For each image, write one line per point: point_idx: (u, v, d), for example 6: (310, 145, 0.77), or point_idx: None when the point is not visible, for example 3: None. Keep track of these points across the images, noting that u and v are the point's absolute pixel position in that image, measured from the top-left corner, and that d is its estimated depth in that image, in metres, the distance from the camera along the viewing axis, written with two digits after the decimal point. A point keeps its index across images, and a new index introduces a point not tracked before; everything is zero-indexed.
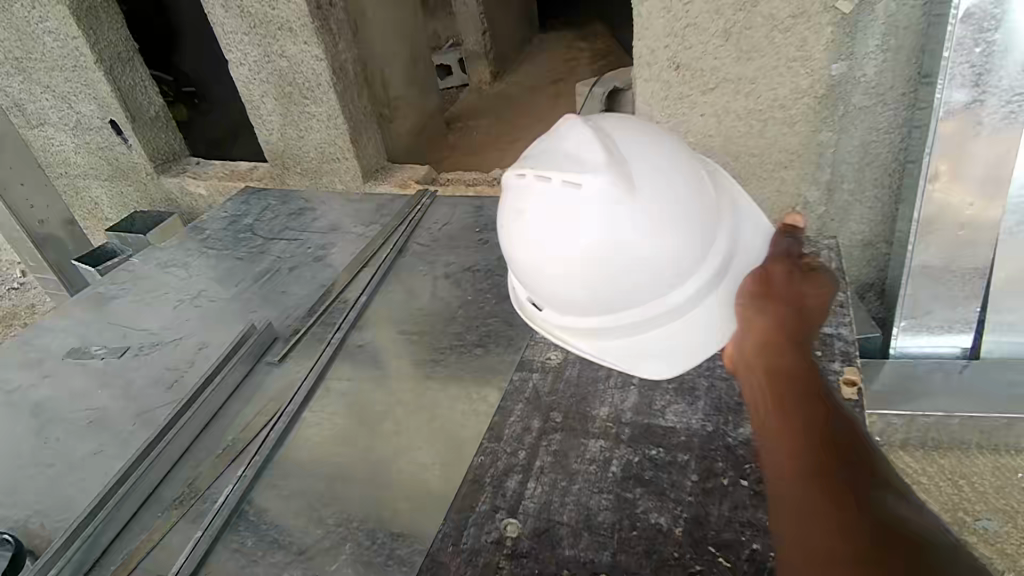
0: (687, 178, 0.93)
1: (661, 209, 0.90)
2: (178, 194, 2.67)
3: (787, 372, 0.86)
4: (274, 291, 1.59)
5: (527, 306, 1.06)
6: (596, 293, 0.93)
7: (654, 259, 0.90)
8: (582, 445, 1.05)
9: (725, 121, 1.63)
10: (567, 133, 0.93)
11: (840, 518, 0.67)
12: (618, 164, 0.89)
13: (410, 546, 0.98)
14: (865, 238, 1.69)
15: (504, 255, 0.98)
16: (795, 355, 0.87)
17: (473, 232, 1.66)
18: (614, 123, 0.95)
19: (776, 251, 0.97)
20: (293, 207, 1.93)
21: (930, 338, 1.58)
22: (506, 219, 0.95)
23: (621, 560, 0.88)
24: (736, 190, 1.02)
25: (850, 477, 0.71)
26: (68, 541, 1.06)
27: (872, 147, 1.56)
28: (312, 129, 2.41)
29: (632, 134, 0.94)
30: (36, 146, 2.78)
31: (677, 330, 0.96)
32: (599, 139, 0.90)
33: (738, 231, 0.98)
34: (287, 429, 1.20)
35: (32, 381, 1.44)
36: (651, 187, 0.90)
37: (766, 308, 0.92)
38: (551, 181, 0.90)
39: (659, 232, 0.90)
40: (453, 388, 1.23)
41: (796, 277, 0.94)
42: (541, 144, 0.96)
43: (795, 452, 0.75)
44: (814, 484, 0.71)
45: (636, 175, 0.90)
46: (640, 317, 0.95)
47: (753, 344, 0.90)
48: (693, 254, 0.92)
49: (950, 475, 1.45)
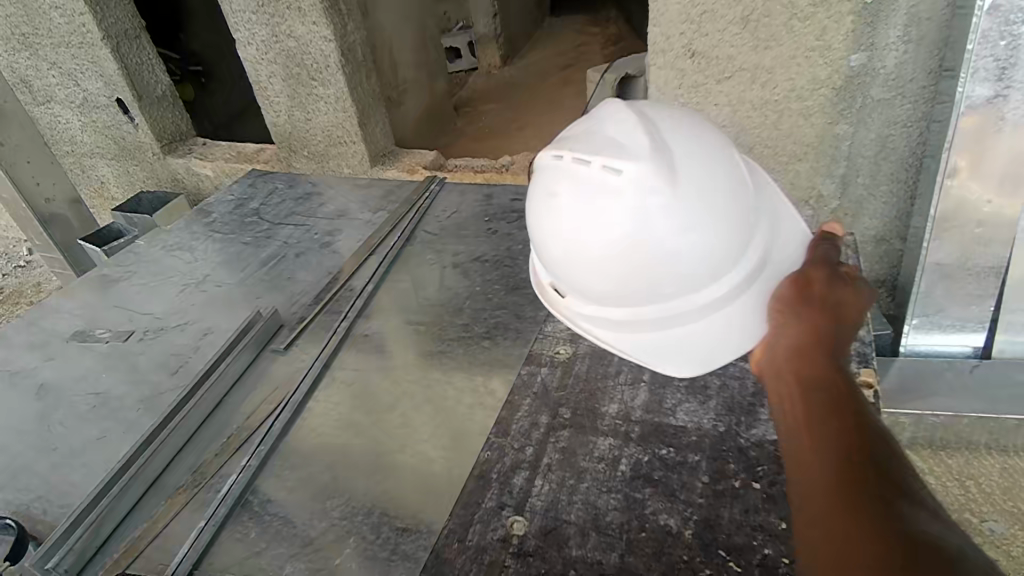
0: (728, 174, 0.91)
1: (699, 204, 0.87)
2: (184, 174, 2.65)
3: (817, 378, 0.81)
4: (280, 277, 1.57)
5: (548, 290, 1.06)
6: (620, 287, 0.92)
7: (688, 255, 0.88)
8: (591, 443, 1.04)
9: (740, 111, 1.61)
10: (610, 117, 0.91)
11: (858, 522, 0.64)
12: (660, 153, 0.87)
13: (415, 542, 0.96)
14: (878, 234, 1.67)
15: (531, 237, 0.97)
16: (827, 361, 0.82)
17: (481, 220, 1.64)
18: (661, 112, 0.93)
19: (813, 256, 0.93)
20: (300, 191, 1.91)
21: (943, 336, 1.56)
22: (536, 202, 0.94)
23: (629, 562, 0.87)
24: (775, 190, 1.00)
25: (874, 483, 0.67)
26: (72, 527, 1.04)
27: (889, 141, 1.54)
28: (319, 112, 2.38)
29: (677, 124, 0.91)
30: (42, 124, 2.75)
31: (703, 328, 0.95)
32: (642, 127, 0.89)
33: (774, 231, 0.96)
34: (293, 418, 1.20)
35: (36, 364, 1.43)
36: (691, 181, 0.87)
37: (800, 314, 0.88)
38: (589, 165, 0.88)
39: (695, 227, 0.87)
40: (460, 380, 1.21)
41: (833, 283, 0.89)
42: (580, 125, 0.94)
43: (816, 456, 0.72)
44: (832, 488, 0.68)
45: (677, 167, 0.87)
46: (666, 312, 0.94)
47: (784, 349, 0.86)
48: (728, 253, 0.90)
49: (958, 476, 1.45)
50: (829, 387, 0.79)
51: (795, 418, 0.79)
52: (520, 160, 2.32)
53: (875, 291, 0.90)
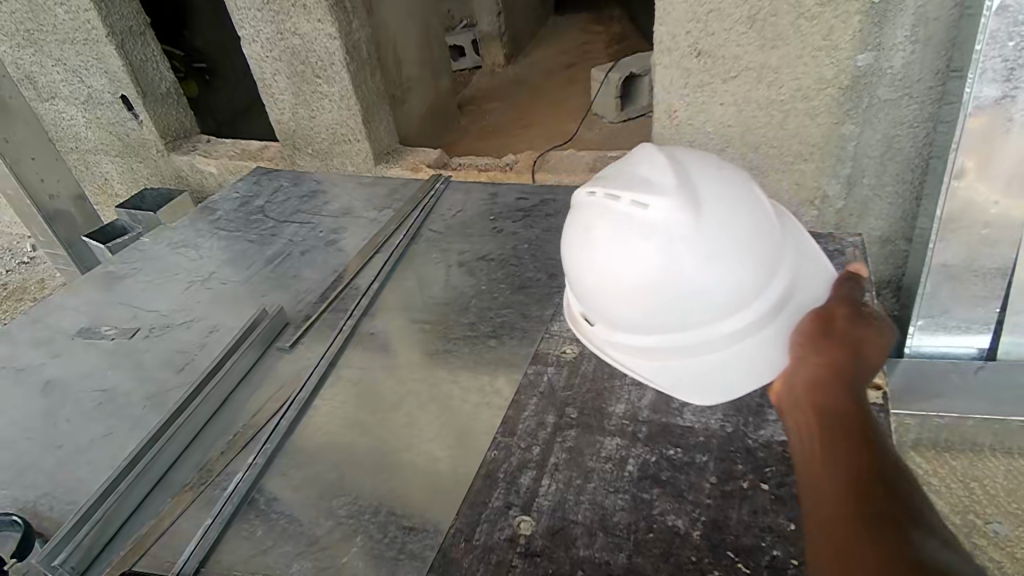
0: (754, 212, 0.91)
1: (724, 237, 0.87)
2: (188, 171, 2.65)
3: (834, 409, 0.79)
4: (286, 275, 1.57)
5: (579, 319, 1.06)
6: (647, 317, 0.91)
7: (715, 288, 0.87)
8: (598, 442, 1.04)
9: (746, 111, 1.62)
10: (640, 158, 0.93)
11: (859, 533, 0.66)
12: (687, 190, 0.88)
13: (422, 541, 0.96)
14: (883, 234, 1.70)
15: (564, 268, 0.98)
16: (844, 391, 0.80)
17: (486, 219, 1.64)
18: (690, 155, 0.94)
19: (836, 295, 0.92)
20: (305, 189, 1.91)
21: (948, 337, 1.59)
22: (569, 234, 0.95)
23: (637, 562, 0.87)
24: (801, 231, 0.99)
25: (880, 503, 0.68)
26: (79, 523, 1.04)
27: (895, 141, 1.55)
28: (324, 109, 2.37)
29: (705, 165, 0.92)
30: (46, 120, 2.75)
31: (730, 360, 0.91)
32: (670, 166, 0.90)
33: (800, 268, 0.95)
34: (299, 415, 1.20)
35: (43, 360, 1.43)
36: (716, 216, 0.87)
37: (821, 342, 0.86)
38: (619, 201, 0.89)
39: (721, 261, 0.87)
40: (466, 379, 1.21)
41: (856, 317, 0.87)
42: (613, 165, 0.96)
43: (830, 487, 0.72)
44: (840, 499, 0.71)
45: (702, 203, 0.88)
46: (692, 343, 0.91)
47: (801, 373, 0.85)
48: (755, 286, 0.89)
49: (962, 478, 1.50)
50: (843, 411, 0.79)
51: (808, 439, 0.79)
52: (523, 158, 2.30)
53: (898, 331, 0.89)
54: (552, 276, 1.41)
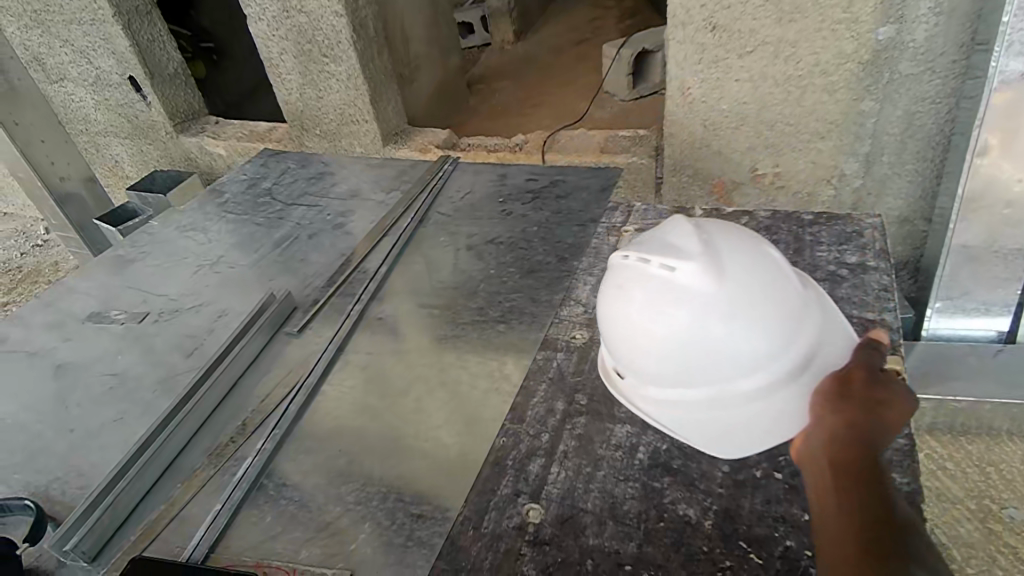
0: (780, 279, 0.89)
1: (747, 298, 0.85)
2: (197, 153, 2.64)
3: (846, 461, 0.76)
4: (293, 258, 1.56)
5: (610, 372, 1.03)
6: (672, 371, 0.88)
7: (735, 347, 0.84)
8: (608, 430, 1.03)
9: (762, 87, 1.59)
10: (670, 226, 0.93)
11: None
12: (715, 255, 0.87)
13: (430, 528, 0.95)
14: (901, 214, 1.68)
15: (597, 323, 0.97)
16: (858, 446, 0.77)
17: (496, 201, 1.62)
18: (719, 224, 0.94)
19: (855, 359, 0.88)
20: (313, 171, 1.89)
21: (965, 320, 1.61)
22: (603, 293, 0.95)
23: (647, 552, 0.86)
24: (827, 300, 0.96)
25: (881, 543, 0.68)
26: (90, 509, 1.04)
27: (917, 118, 1.53)
28: (331, 89, 2.34)
29: (732, 233, 0.92)
30: (55, 102, 2.74)
31: (749, 416, 0.87)
32: (698, 233, 0.90)
33: (824, 331, 0.91)
34: (306, 402, 1.19)
35: (54, 344, 1.44)
36: (740, 280, 0.86)
37: (839, 403, 0.82)
38: (649, 263, 0.89)
39: (744, 321, 0.85)
40: (475, 364, 1.19)
41: (874, 382, 0.83)
42: (646, 231, 0.96)
43: (840, 545, 0.70)
44: (850, 538, 0.70)
45: (727, 267, 0.86)
46: (715, 398, 0.87)
47: (815, 427, 0.82)
48: (778, 345, 0.85)
49: (978, 462, 1.48)
50: (856, 462, 0.76)
51: (820, 490, 0.77)
52: (533, 137, 2.25)
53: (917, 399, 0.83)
54: (562, 260, 1.39)
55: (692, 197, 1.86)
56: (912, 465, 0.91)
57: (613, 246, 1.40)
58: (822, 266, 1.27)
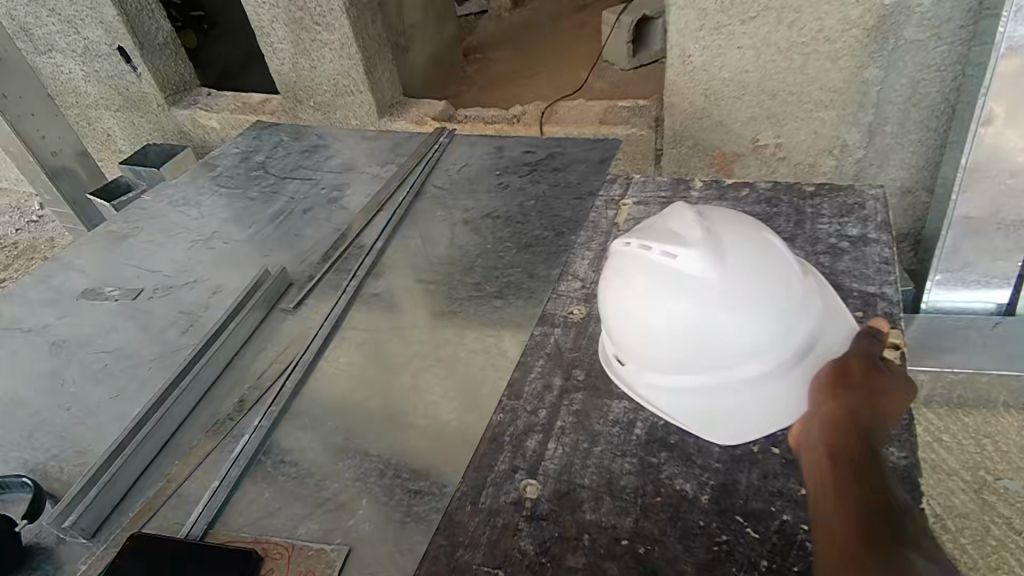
0: (782, 266, 0.88)
1: (750, 286, 0.84)
2: (190, 126, 2.59)
3: (842, 445, 0.83)
4: (288, 233, 1.54)
5: (612, 358, 1.03)
6: (674, 358, 0.88)
7: (738, 334, 0.84)
8: (605, 405, 1.03)
9: (764, 55, 1.55)
10: (672, 214, 0.92)
11: (857, 547, 0.72)
12: (717, 242, 0.86)
13: (428, 504, 0.95)
14: (904, 185, 1.66)
15: (600, 311, 0.97)
16: (854, 432, 0.83)
17: (492, 174, 1.59)
18: (721, 211, 0.93)
19: (855, 346, 0.92)
20: (307, 144, 1.86)
21: (965, 292, 1.60)
22: (606, 281, 0.94)
23: (644, 526, 0.87)
24: (826, 287, 0.95)
25: (873, 519, 0.74)
26: (88, 486, 1.04)
27: (922, 86, 1.50)
28: (324, 59, 2.29)
29: (734, 221, 0.90)
30: (44, 73, 2.68)
31: (751, 403, 0.86)
32: (701, 220, 0.89)
33: (825, 319, 0.91)
34: (302, 379, 1.18)
35: (48, 321, 1.43)
36: (742, 267, 0.85)
37: (840, 394, 0.86)
38: (651, 251, 0.88)
39: (747, 308, 0.84)
40: (472, 339, 1.18)
41: (872, 371, 0.89)
42: (648, 219, 0.95)
43: (836, 522, 0.76)
44: (847, 516, 0.76)
45: (730, 255, 0.85)
46: (716, 385, 0.87)
47: (817, 415, 0.86)
48: (780, 332, 0.84)
49: (974, 434, 1.49)
50: (852, 448, 0.82)
51: (819, 474, 0.83)
52: (531, 109, 2.21)
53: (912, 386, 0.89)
54: (559, 234, 1.37)
55: (692, 169, 1.83)
56: (909, 439, 0.91)
57: (611, 220, 1.38)
58: (823, 239, 1.25)
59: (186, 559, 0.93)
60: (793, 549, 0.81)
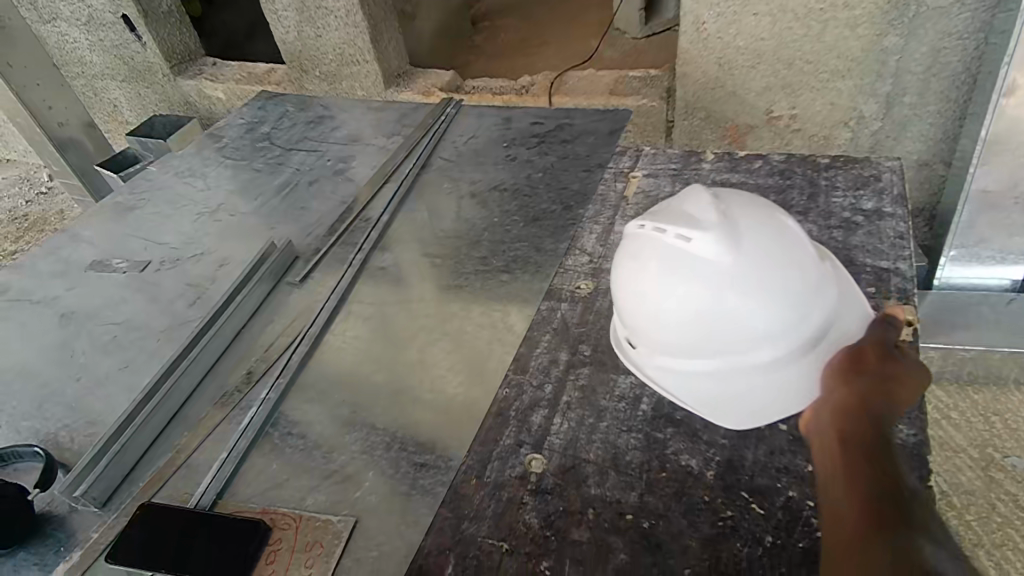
0: (799, 250, 0.86)
1: (766, 271, 0.82)
2: (196, 97, 2.57)
3: (852, 431, 0.76)
4: (294, 206, 1.53)
5: (622, 342, 1.01)
6: (686, 343, 0.86)
7: (752, 318, 0.82)
8: (611, 381, 1.02)
9: (780, 22, 1.51)
10: (689, 196, 0.90)
11: (864, 528, 0.65)
12: (733, 226, 0.84)
13: (433, 477, 0.96)
14: (921, 157, 1.62)
15: (612, 294, 0.95)
16: (866, 419, 0.77)
17: (499, 146, 1.57)
18: (740, 194, 0.90)
19: (869, 335, 0.87)
20: (312, 114, 1.84)
21: (980, 269, 1.58)
22: (619, 264, 0.93)
23: (649, 501, 0.87)
24: (846, 274, 0.92)
25: (884, 500, 0.67)
26: (99, 455, 1.06)
27: (943, 55, 1.45)
28: (330, 27, 2.24)
29: (752, 204, 0.88)
30: (48, 43, 2.65)
31: (762, 389, 0.85)
32: (718, 203, 0.86)
33: (842, 305, 0.88)
34: (309, 352, 1.19)
35: (57, 293, 1.43)
36: (759, 251, 0.83)
37: (853, 380, 0.81)
38: (666, 234, 0.86)
39: (761, 293, 0.82)
40: (478, 314, 1.18)
41: (887, 359, 0.83)
42: (664, 202, 0.93)
43: (845, 506, 0.69)
44: (855, 499, 0.69)
45: (746, 238, 0.83)
46: (728, 371, 0.85)
47: (829, 403, 0.81)
48: (795, 316, 0.83)
49: (983, 412, 1.47)
50: (863, 433, 0.76)
51: (828, 461, 0.76)
52: (539, 79, 2.17)
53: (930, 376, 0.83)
54: (566, 207, 1.35)
55: (703, 141, 1.80)
56: (918, 417, 0.90)
57: (619, 193, 1.37)
58: (837, 213, 1.22)
59: (195, 529, 0.94)
60: (798, 525, 0.82)
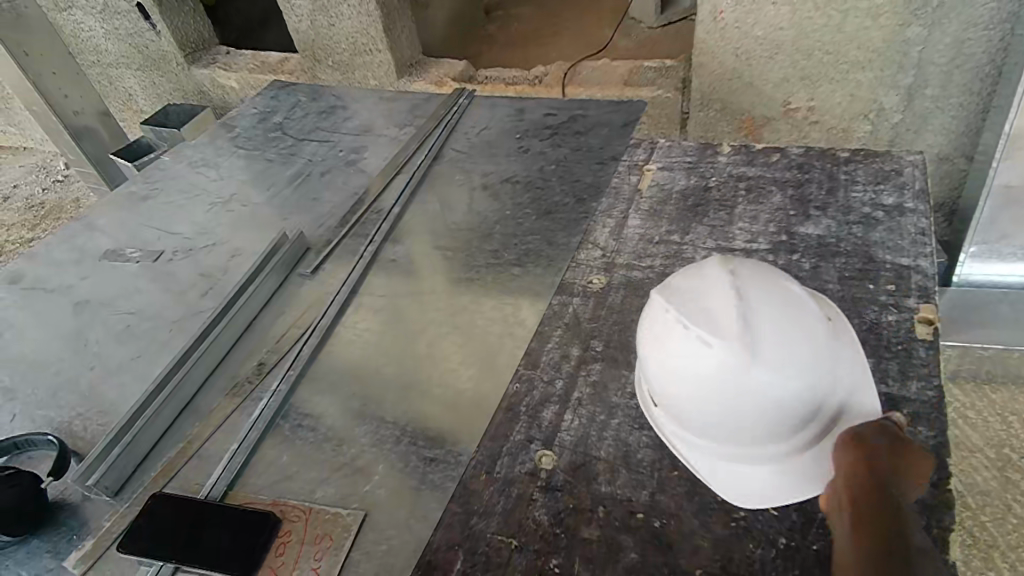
0: (823, 327, 0.77)
1: (795, 368, 0.73)
2: (209, 86, 2.57)
3: None
4: (306, 197, 1.53)
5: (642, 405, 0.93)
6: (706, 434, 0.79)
7: (778, 422, 0.74)
8: (623, 377, 1.01)
9: (800, 11, 1.48)
10: (711, 277, 0.79)
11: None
12: (759, 320, 0.74)
13: (443, 472, 0.95)
14: (943, 151, 1.59)
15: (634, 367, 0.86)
16: None
17: (512, 137, 1.55)
18: (766, 273, 0.80)
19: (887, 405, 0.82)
20: (325, 104, 1.83)
21: (999, 265, 1.55)
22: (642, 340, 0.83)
23: (660, 500, 0.86)
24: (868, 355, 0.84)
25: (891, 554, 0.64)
26: (111, 445, 1.06)
27: (967, 46, 1.40)
28: (343, 16, 2.23)
29: (779, 288, 0.78)
30: (64, 31, 2.66)
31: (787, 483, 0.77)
32: (744, 291, 0.76)
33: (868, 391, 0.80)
34: (320, 344, 1.18)
35: (71, 282, 1.44)
36: (786, 348, 0.73)
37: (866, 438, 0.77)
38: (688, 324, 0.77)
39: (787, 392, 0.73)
40: (489, 308, 1.17)
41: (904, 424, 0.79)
42: (685, 276, 0.82)
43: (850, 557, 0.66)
44: None
45: (773, 332, 0.74)
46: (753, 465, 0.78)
47: None
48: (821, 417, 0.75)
49: (1000, 411, 1.45)
50: None
51: None
52: (553, 70, 2.15)
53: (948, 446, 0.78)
54: (579, 200, 1.34)
55: (719, 133, 1.78)
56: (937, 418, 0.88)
57: (634, 185, 1.34)
58: (856, 208, 1.20)
59: (207, 519, 0.95)
60: (813, 529, 0.80)
